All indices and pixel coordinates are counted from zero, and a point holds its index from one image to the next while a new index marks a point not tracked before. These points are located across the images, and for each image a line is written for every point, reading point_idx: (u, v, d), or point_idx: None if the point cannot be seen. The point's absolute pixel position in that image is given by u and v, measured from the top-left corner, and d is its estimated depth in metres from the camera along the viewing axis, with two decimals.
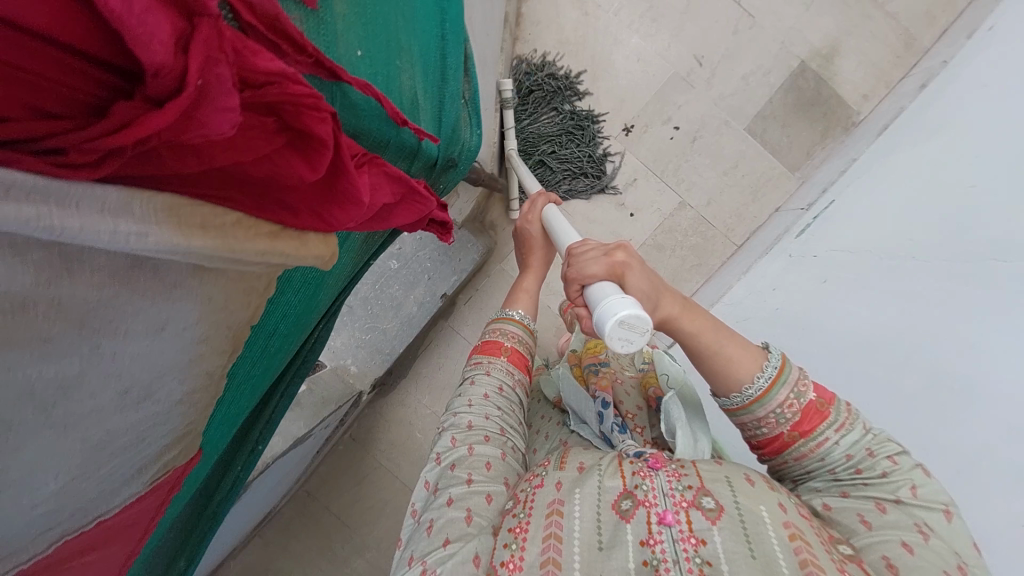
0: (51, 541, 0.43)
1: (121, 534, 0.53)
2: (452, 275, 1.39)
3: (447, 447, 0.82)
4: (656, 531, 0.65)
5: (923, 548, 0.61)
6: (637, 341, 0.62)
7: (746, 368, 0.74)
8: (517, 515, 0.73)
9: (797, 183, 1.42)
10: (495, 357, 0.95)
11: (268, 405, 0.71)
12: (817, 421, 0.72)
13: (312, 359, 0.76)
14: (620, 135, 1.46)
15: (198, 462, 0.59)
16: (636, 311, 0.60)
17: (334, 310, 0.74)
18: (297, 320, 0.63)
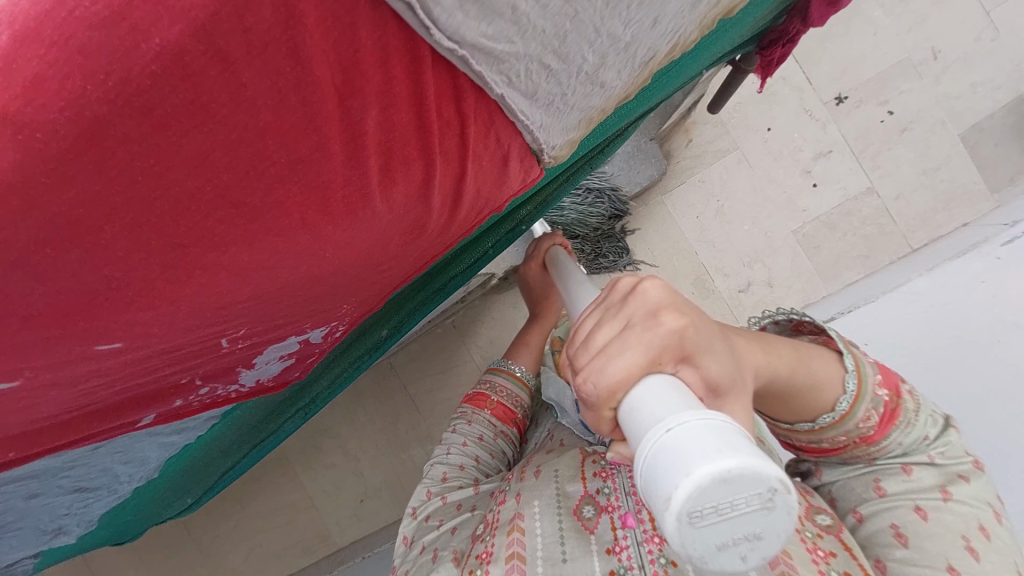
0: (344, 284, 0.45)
1: (374, 291, 0.54)
2: (625, 184, 1.30)
3: (422, 500, 0.71)
4: (621, 536, 0.52)
5: (940, 512, 0.50)
6: (767, 528, 0.29)
7: (826, 380, 0.52)
8: (483, 539, 0.57)
9: (993, 205, 1.29)
10: (478, 407, 0.82)
11: (452, 273, 0.75)
12: (892, 425, 0.53)
13: (519, 227, 0.76)
14: (829, 104, 1.34)
15: (433, 260, 0.61)
16: (719, 472, 0.26)
17: (561, 183, 0.70)
18: (522, 198, 0.64)
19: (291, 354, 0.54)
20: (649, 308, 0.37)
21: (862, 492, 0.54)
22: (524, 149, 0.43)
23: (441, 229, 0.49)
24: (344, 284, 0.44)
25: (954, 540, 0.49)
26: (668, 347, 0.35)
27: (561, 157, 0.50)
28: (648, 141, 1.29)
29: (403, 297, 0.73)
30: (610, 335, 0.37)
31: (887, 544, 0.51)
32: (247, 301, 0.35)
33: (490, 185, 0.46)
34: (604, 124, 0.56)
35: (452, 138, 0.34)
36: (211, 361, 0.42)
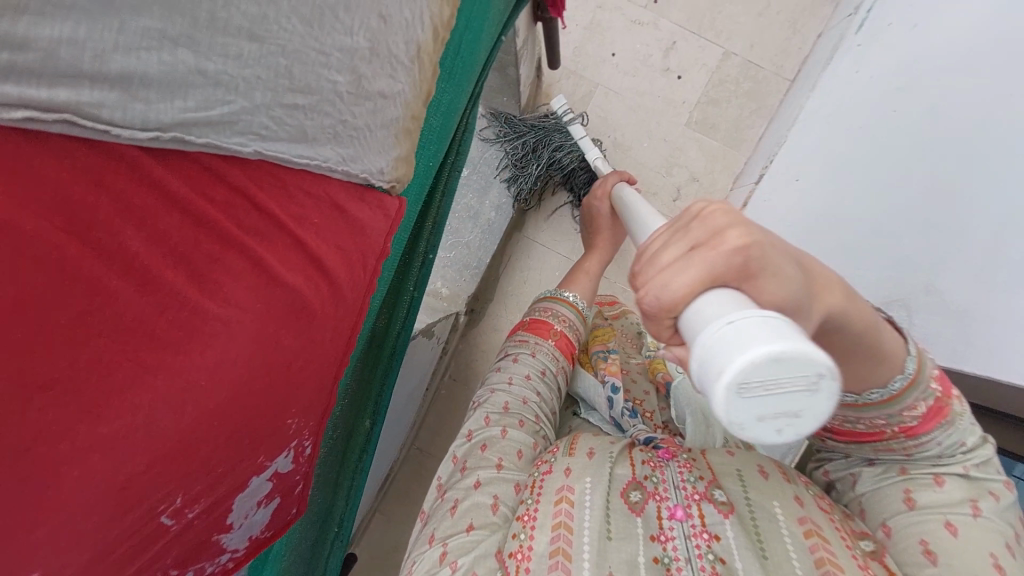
0: (264, 406, 0.43)
1: (317, 398, 0.52)
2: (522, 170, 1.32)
3: (480, 424, 0.69)
4: (668, 528, 0.53)
5: (969, 528, 0.48)
6: (807, 409, 0.30)
7: (893, 355, 0.48)
8: (526, 503, 0.58)
9: (833, 7, 1.34)
10: (543, 338, 0.79)
11: (391, 332, 0.73)
12: (939, 420, 0.51)
13: (430, 261, 0.76)
14: (649, 6, 1.40)
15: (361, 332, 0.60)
16: (767, 348, 0.28)
17: (438, 206, 0.71)
18: (406, 231, 0.64)
19: (269, 495, 0.51)
20: (712, 232, 0.38)
21: (894, 506, 0.53)
22: (353, 189, 0.44)
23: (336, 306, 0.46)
24: (267, 404, 0.43)
25: (983, 561, 0.46)
26: (732, 267, 0.36)
27: (406, 176, 0.50)
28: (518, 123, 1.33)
29: (359, 379, 0.73)
30: (674, 256, 0.38)
31: (913, 562, 0.49)
32: (146, 470, 0.35)
33: (351, 239, 0.46)
34: (428, 134, 0.57)
35: (224, 224, 0.37)
36: (164, 544, 0.39)
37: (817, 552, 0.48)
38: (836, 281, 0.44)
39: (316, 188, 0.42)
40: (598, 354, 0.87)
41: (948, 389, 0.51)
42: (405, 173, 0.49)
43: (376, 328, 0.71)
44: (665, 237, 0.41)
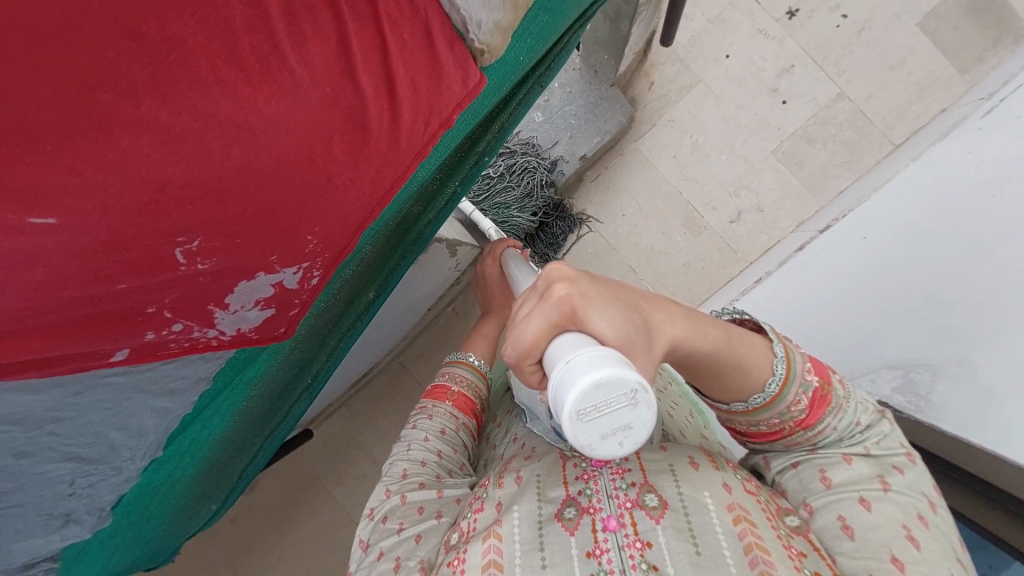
0: (298, 194, 0.43)
1: (343, 234, 0.51)
2: (595, 136, 1.30)
3: (381, 498, 0.64)
4: (602, 539, 0.50)
5: (883, 503, 0.49)
6: (635, 421, 0.37)
7: (755, 363, 0.52)
8: (455, 547, 0.54)
9: (968, 87, 1.27)
10: (440, 401, 0.77)
11: (423, 218, 0.76)
12: (825, 410, 0.52)
13: (482, 165, 0.77)
14: (782, 21, 1.34)
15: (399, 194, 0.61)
16: (590, 376, 0.36)
17: (510, 113, 0.71)
18: (474, 123, 0.64)
19: (268, 300, 0.52)
20: (543, 287, 0.46)
21: (811, 489, 0.52)
22: (448, 29, 0.45)
23: (394, 138, 0.47)
24: (301, 203, 0.44)
25: (894, 531, 0.48)
26: (562, 312, 0.44)
27: (496, 49, 0.50)
28: (609, 89, 1.30)
29: (378, 253, 0.74)
30: (527, 307, 0.46)
31: (836, 541, 0.49)
32: (183, 186, 0.37)
33: (427, 84, 0.47)
34: (532, 26, 0.56)
35: None
36: (171, 278, 0.41)
37: (746, 538, 0.47)
38: (677, 312, 0.50)
39: (421, 5, 0.43)
40: None
41: (823, 376, 0.53)
42: (496, 45, 0.49)
43: (410, 209, 0.71)
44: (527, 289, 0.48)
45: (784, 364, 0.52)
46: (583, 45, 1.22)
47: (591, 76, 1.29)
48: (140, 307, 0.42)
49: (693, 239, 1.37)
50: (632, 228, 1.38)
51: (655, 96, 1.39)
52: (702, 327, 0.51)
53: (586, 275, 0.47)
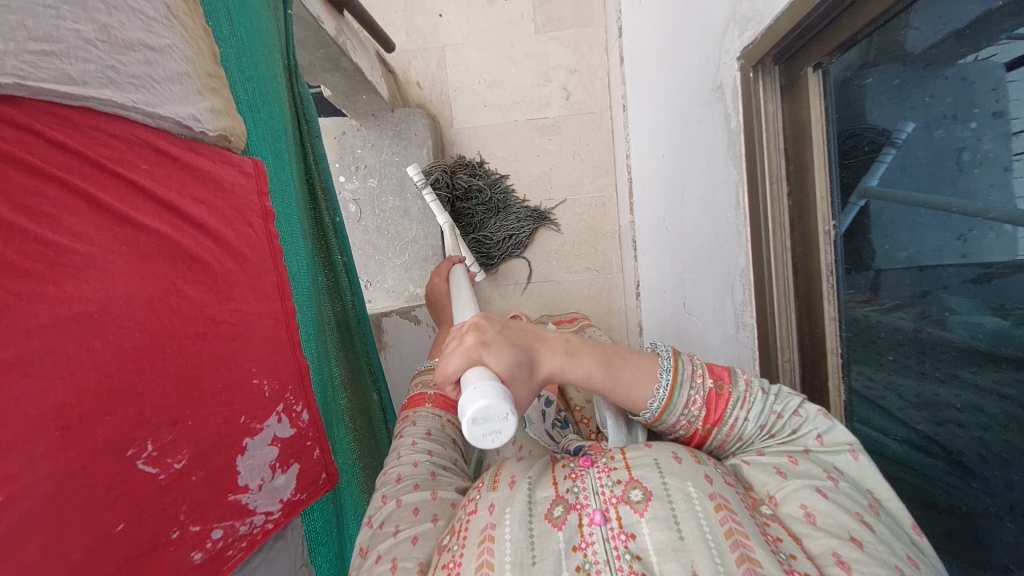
0: (195, 346, 0.45)
1: (268, 350, 0.53)
2: (422, 149, 1.40)
3: (378, 507, 0.65)
4: (589, 533, 0.48)
5: (836, 492, 0.48)
6: (506, 428, 0.44)
7: (643, 368, 0.59)
8: (450, 550, 0.51)
9: None
10: (419, 406, 0.83)
11: (345, 305, 0.77)
12: (724, 403, 0.57)
13: (344, 233, 0.79)
14: None
15: (298, 298, 0.63)
16: (484, 400, 0.43)
17: (316, 181, 0.75)
18: (296, 206, 0.68)
19: (275, 459, 0.52)
20: (459, 335, 0.56)
21: (771, 478, 0.51)
22: (170, 137, 0.47)
23: (227, 251, 0.50)
24: (208, 353, 0.46)
25: (849, 517, 0.45)
26: (467, 352, 0.53)
27: (235, 127, 0.54)
28: (395, 113, 1.40)
29: (344, 362, 0.76)
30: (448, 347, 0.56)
31: (796, 520, 0.47)
32: (84, 403, 0.36)
33: (212, 193, 0.50)
34: (257, 104, 0.62)
35: (34, 159, 0.36)
36: (157, 492, 0.41)
37: (726, 523, 0.44)
38: (562, 346, 0.58)
39: (128, 132, 0.43)
40: None
41: (730, 376, 0.59)
42: (231, 124, 0.54)
43: (329, 309, 0.73)
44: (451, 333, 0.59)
45: (670, 359, 0.59)
46: (344, 105, 1.32)
47: (375, 120, 1.40)
48: (165, 535, 0.41)
49: (558, 138, 1.53)
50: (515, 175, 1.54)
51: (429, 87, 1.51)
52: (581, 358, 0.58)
53: (500, 334, 0.55)
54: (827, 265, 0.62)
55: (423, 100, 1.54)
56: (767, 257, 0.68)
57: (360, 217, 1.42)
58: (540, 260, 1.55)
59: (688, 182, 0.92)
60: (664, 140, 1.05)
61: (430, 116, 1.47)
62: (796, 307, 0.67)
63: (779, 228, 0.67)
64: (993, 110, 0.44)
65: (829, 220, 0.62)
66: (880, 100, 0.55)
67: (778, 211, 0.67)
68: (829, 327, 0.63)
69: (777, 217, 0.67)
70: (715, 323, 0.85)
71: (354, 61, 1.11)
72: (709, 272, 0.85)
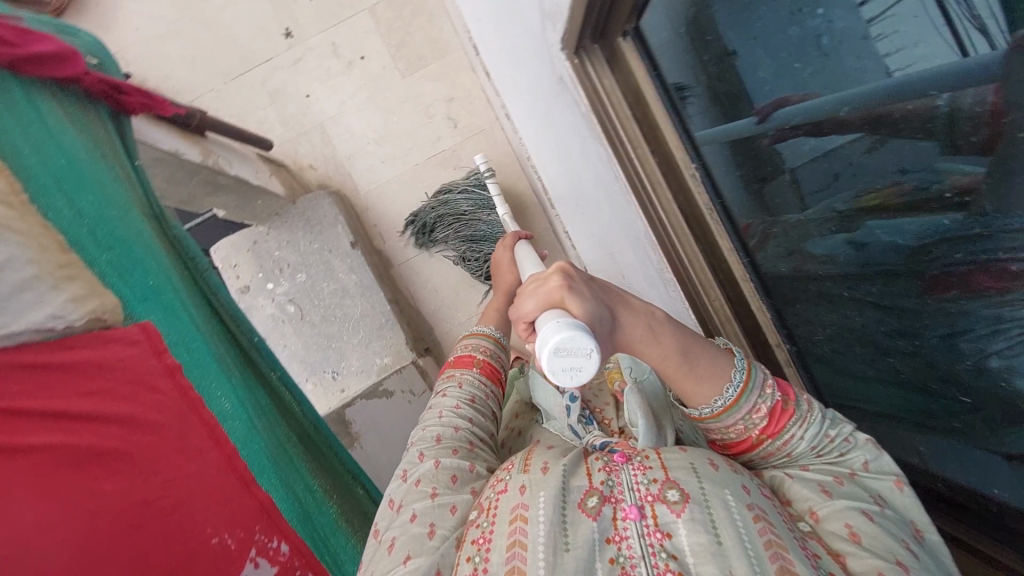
0: (132, 538, 0.44)
1: (225, 499, 0.52)
2: (337, 227, 1.40)
3: (415, 463, 0.68)
4: (623, 528, 0.53)
5: (882, 517, 0.50)
6: (586, 363, 0.46)
7: (717, 368, 0.58)
8: (481, 525, 0.58)
9: None
10: (466, 369, 0.82)
11: (297, 415, 0.78)
12: (786, 419, 0.58)
13: (267, 349, 0.79)
14: (291, 43, 1.51)
15: (239, 435, 0.63)
16: (568, 331, 0.45)
17: (221, 311, 0.75)
18: (208, 346, 0.67)
19: None
20: (544, 279, 0.56)
21: (817, 497, 0.54)
22: (40, 345, 0.47)
23: (140, 426, 0.50)
24: (148, 537, 0.45)
25: (894, 542, 0.48)
26: (552, 300, 0.53)
27: (105, 304, 0.53)
28: (298, 203, 1.41)
29: (318, 467, 0.75)
30: (532, 289, 0.55)
31: (837, 538, 0.50)
32: None
33: (104, 378, 0.50)
34: (137, 271, 0.62)
35: None
36: None
37: (766, 537, 0.48)
38: (644, 315, 0.58)
39: None
40: None
41: (791, 391, 0.59)
42: (100, 303, 0.52)
43: (281, 426, 0.73)
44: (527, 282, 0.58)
45: (745, 366, 0.59)
46: (245, 216, 1.31)
47: (281, 218, 1.40)
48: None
49: (462, 165, 1.55)
50: None
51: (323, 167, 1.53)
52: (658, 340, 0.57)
53: (586, 289, 0.55)
54: (706, 207, 0.67)
55: (323, 180, 1.55)
56: (658, 213, 0.72)
57: (303, 314, 1.40)
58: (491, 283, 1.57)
59: (577, 169, 0.95)
60: (545, 139, 1.09)
61: (335, 193, 1.48)
62: (700, 248, 0.70)
63: (658, 185, 0.71)
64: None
65: (691, 164, 0.67)
66: (732, 21, 0.53)
67: (650, 171, 0.71)
68: (732, 259, 0.67)
69: (652, 177, 0.71)
70: (649, 284, 0.87)
71: (232, 174, 1.11)
72: (625, 242, 0.88)
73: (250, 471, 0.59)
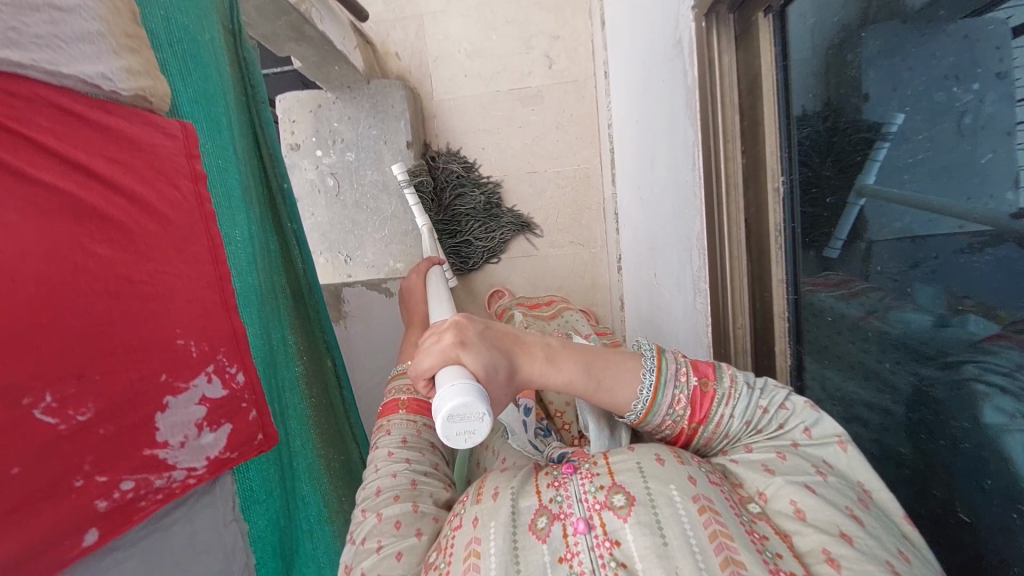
0: (106, 305, 0.44)
1: (194, 311, 0.53)
2: (399, 122, 1.38)
3: (356, 520, 0.58)
4: (573, 543, 0.45)
5: (825, 488, 0.46)
6: (480, 427, 0.43)
7: (624, 376, 0.55)
8: (437, 565, 0.48)
9: None
10: (391, 414, 0.72)
11: (297, 272, 0.78)
12: (713, 403, 0.55)
13: (292, 200, 0.79)
14: None
15: (238, 265, 0.63)
16: (457, 398, 0.42)
17: (262, 147, 0.75)
18: (238, 172, 0.67)
19: (206, 419, 0.52)
20: (438, 334, 0.51)
21: (759, 476, 0.49)
22: (83, 98, 0.46)
23: (144, 212, 0.50)
24: (120, 312, 0.46)
25: (840, 514, 0.43)
26: (445, 359, 0.48)
27: (156, 88, 0.53)
28: (371, 84, 1.38)
29: (297, 330, 0.76)
30: (427, 350, 0.50)
31: (785, 520, 0.45)
32: None
33: (128, 154, 0.50)
34: (196, 78, 0.62)
35: None
36: (65, 445, 0.40)
37: (710, 526, 0.42)
38: (548, 353, 0.54)
39: (31, 92, 0.42)
40: None
41: (712, 373, 0.56)
42: (152, 85, 0.52)
43: (277, 279, 0.73)
44: (432, 328, 0.54)
45: (655, 356, 0.56)
46: (318, 77, 1.30)
47: (351, 92, 1.38)
48: (69, 483, 0.40)
49: (541, 109, 1.49)
50: (497, 147, 1.51)
51: (407, 59, 1.50)
52: (559, 369, 0.54)
53: (484, 340, 0.51)
54: (777, 221, 0.62)
55: (402, 72, 1.51)
56: (720, 222, 0.65)
57: (339, 192, 1.42)
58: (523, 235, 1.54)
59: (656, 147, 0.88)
60: (635, 106, 1.02)
61: (409, 88, 1.44)
62: (750, 267, 0.65)
63: (735, 188, 0.65)
64: (997, 70, 0.37)
65: (778, 177, 0.61)
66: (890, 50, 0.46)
67: (732, 169, 0.65)
68: (777, 289, 0.63)
69: (731, 175, 0.65)
70: (678, 291, 0.83)
71: (319, 29, 1.09)
72: (673, 242, 0.82)
73: (235, 300, 0.61)
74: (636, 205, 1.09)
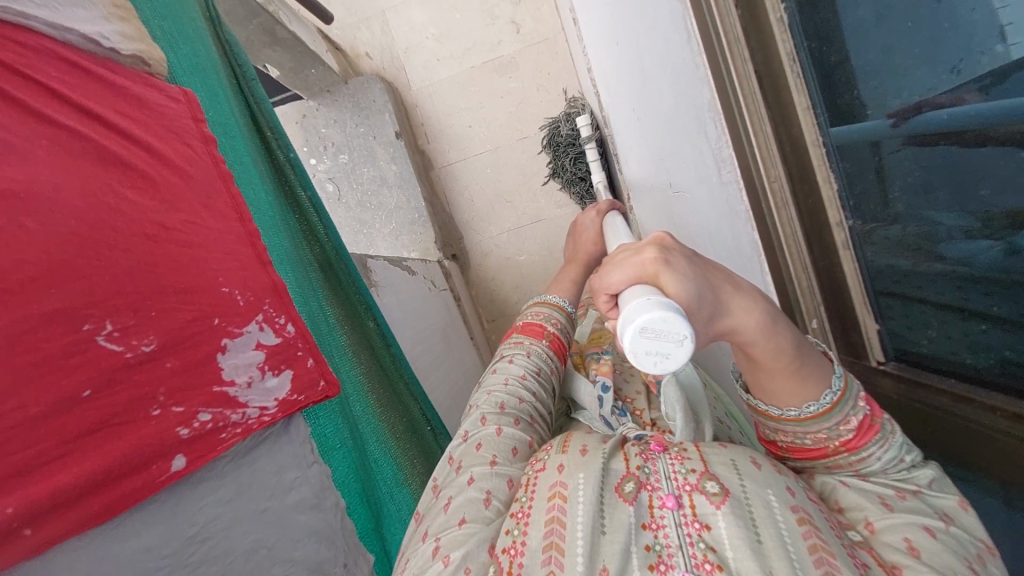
0: (150, 246, 0.44)
1: (234, 262, 0.52)
2: (384, 114, 1.39)
3: (476, 423, 0.58)
4: (660, 516, 0.43)
5: (948, 538, 0.40)
6: (676, 352, 0.35)
7: (817, 368, 0.46)
8: (520, 502, 0.47)
9: None
10: (537, 340, 0.71)
11: (322, 239, 0.77)
12: (870, 436, 0.46)
13: (301, 171, 0.78)
14: None
15: (263, 226, 0.63)
16: (659, 310, 0.34)
17: (260, 124, 0.74)
18: (243, 141, 0.67)
19: (268, 363, 0.51)
20: (637, 247, 0.43)
21: (873, 507, 0.43)
22: (89, 56, 0.47)
23: (169, 166, 0.50)
24: (161, 255, 0.45)
25: (960, 564, 0.37)
26: (643, 275, 0.41)
27: (153, 53, 0.53)
28: (349, 83, 1.39)
29: (333, 295, 0.75)
30: (620, 265, 0.42)
31: (892, 551, 0.39)
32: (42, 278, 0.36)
33: (141, 112, 0.50)
34: (184, 51, 0.62)
35: None
36: (133, 376, 0.40)
37: (811, 538, 0.37)
38: (758, 305, 0.44)
39: (36, 43, 0.43)
40: (592, 355, 0.80)
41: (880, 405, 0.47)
42: (148, 49, 0.53)
43: (302, 246, 0.72)
44: (630, 246, 0.44)
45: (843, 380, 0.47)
46: (296, 84, 1.32)
47: (331, 96, 1.40)
48: (144, 412, 0.40)
49: (518, 74, 1.49)
50: (483, 121, 1.52)
51: (378, 57, 1.52)
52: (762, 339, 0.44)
53: (690, 266, 0.42)
54: (786, 50, 0.52)
55: (376, 71, 1.53)
56: (727, 76, 0.58)
57: (339, 195, 1.43)
58: (528, 201, 1.53)
59: (643, 51, 0.87)
60: (611, 28, 1.02)
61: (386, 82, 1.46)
62: (769, 116, 0.56)
63: (733, 43, 0.56)
64: None
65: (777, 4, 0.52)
66: None
67: (729, 27, 0.57)
68: (805, 119, 0.52)
69: (729, 30, 0.56)
70: (701, 182, 0.77)
71: (290, 29, 1.10)
72: (682, 131, 0.78)
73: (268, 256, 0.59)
74: (633, 130, 1.08)
